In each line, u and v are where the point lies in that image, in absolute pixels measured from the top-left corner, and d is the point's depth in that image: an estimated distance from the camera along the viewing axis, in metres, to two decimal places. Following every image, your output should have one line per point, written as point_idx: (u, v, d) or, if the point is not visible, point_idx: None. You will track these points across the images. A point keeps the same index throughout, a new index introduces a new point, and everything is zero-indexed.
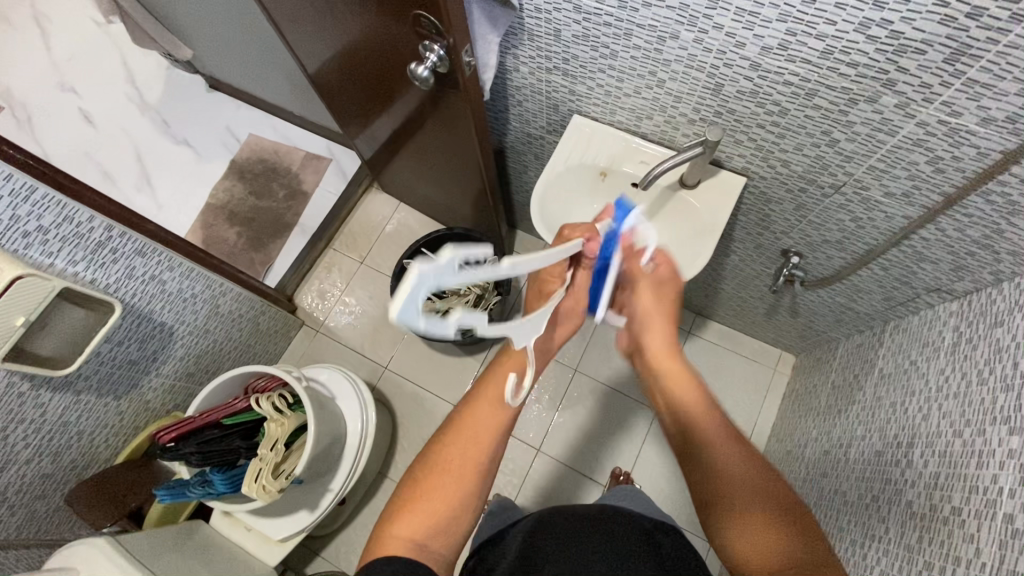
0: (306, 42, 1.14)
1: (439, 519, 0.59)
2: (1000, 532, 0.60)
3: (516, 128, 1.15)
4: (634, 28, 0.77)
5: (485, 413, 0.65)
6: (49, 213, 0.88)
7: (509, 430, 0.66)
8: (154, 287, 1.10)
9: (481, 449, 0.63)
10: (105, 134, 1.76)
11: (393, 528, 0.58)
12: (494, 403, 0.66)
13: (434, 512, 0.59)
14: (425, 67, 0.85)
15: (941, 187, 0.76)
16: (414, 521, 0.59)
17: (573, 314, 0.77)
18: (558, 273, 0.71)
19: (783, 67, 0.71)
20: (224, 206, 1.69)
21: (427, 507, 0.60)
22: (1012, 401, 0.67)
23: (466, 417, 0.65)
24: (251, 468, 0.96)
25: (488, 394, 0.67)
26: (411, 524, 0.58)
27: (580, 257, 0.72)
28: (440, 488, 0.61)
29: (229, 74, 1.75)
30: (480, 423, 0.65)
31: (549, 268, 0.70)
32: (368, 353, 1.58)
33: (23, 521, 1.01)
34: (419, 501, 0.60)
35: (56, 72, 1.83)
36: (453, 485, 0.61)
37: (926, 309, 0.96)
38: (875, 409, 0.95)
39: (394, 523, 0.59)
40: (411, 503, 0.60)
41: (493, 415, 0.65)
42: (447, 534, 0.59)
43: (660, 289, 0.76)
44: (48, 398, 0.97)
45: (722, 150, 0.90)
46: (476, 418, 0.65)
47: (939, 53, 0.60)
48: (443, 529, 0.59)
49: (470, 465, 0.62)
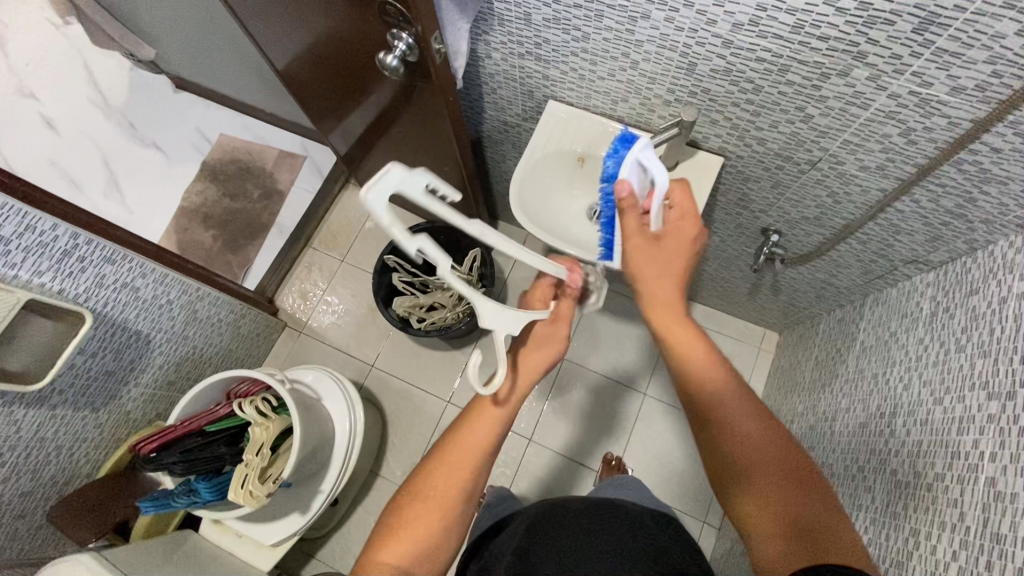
0: (270, 35, 1.11)
1: (424, 543, 0.59)
2: (983, 495, 0.61)
3: (491, 117, 1.13)
4: (605, 9, 0.76)
5: (473, 436, 0.63)
6: (9, 222, 0.84)
7: (491, 455, 0.64)
8: (126, 295, 1.07)
9: (465, 472, 0.61)
10: (68, 140, 1.70)
11: (379, 554, 0.58)
12: (472, 429, 0.63)
13: (420, 537, 0.59)
14: (394, 56, 0.83)
15: (914, 159, 0.76)
16: (399, 546, 0.58)
17: (552, 339, 0.68)
18: (543, 297, 0.71)
19: (754, 43, 0.70)
20: (198, 210, 1.65)
21: (410, 532, 0.59)
22: (990, 366, 0.68)
23: (454, 438, 0.63)
24: (236, 476, 0.94)
25: (471, 414, 0.64)
26: (395, 550, 0.58)
27: (563, 290, 0.71)
28: (423, 510, 0.60)
29: (196, 74, 1.70)
30: (466, 445, 0.62)
31: (536, 287, 0.71)
32: (353, 352, 1.56)
33: (4, 541, 0.99)
34: (404, 524, 0.59)
35: (13, 77, 1.76)
36: (436, 510, 0.60)
37: (903, 281, 0.97)
38: (858, 380, 0.97)
39: (379, 547, 0.59)
40: (396, 525, 0.60)
41: (476, 439, 0.62)
42: (431, 559, 0.59)
43: (658, 243, 0.67)
44: (22, 414, 0.94)
45: (698, 130, 0.90)
46: (460, 443, 0.62)
47: (908, 23, 0.60)
48: (429, 555, 0.59)
49: (454, 491, 0.61)
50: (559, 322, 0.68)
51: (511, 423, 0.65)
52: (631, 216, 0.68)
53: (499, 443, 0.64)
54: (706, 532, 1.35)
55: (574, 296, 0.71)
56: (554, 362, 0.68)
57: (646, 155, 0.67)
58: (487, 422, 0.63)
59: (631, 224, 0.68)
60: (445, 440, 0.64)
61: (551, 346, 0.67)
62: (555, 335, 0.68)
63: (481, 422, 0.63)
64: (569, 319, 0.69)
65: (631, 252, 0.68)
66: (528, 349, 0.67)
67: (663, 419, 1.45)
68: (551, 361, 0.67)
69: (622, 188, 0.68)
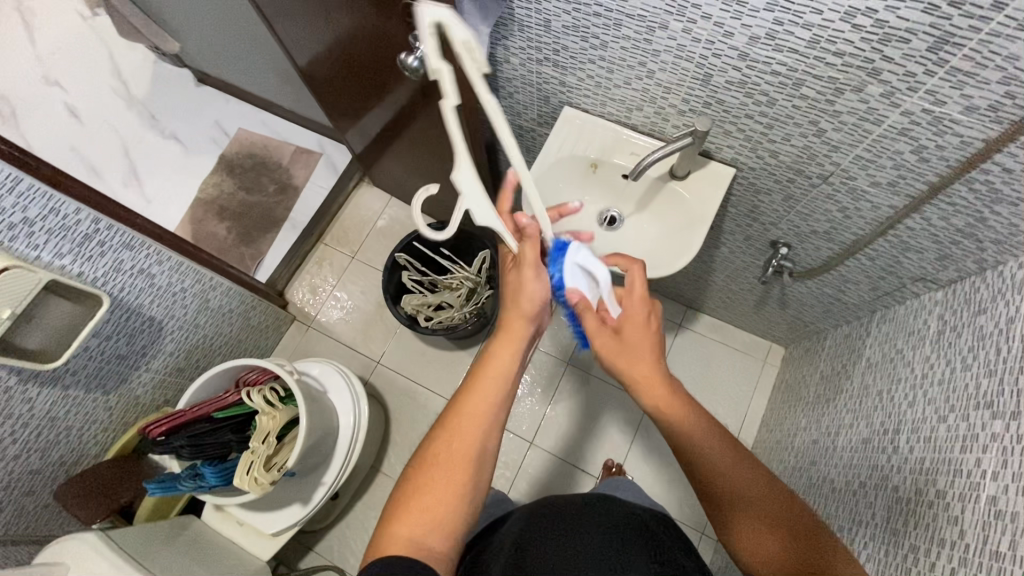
0: (293, 32, 1.13)
1: (440, 515, 0.59)
2: (983, 514, 0.61)
3: (506, 121, 1.15)
4: (624, 18, 0.77)
5: (474, 404, 0.64)
6: (35, 204, 0.87)
7: (497, 423, 0.66)
8: (142, 280, 1.09)
9: (471, 441, 0.63)
10: (91, 128, 1.74)
11: (393, 528, 0.57)
12: (472, 395, 0.65)
13: (434, 507, 0.59)
14: (415, 57, 0.86)
15: (925, 176, 0.77)
16: (412, 519, 0.58)
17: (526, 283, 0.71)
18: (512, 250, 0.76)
19: (770, 56, 0.71)
20: (214, 201, 1.68)
21: (422, 503, 0.59)
22: (995, 386, 0.68)
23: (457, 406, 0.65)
24: (241, 462, 0.95)
25: (468, 382, 0.67)
26: (409, 523, 0.58)
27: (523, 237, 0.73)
28: (435, 481, 0.60)
29: (218, 69, 1.73)
30: (468, 412, 0.64)
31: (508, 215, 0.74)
32: (360, 348, 1.57)
33: (11, 518, 1.00)
34: (415, 499, 0.59)
35: (41, 66, 1.81)
36: (449, 480, 0.60)
37: (911, 299, 0.97)
38: (863, 396, 0.97)
39: (393, 522, 0.58)
40: (409, 498, 0.60)
41: (480, 401, 0.65)
42: (446, 529, 0.58)
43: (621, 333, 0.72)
44: (35, 393, 0.96)
45: (711, 140, 0.91)
46: (464, 409, 0.64)
47: (923, 41, 0.61)
48: (443, 524, 0.58)
49: (462, 459, 0.62)
50: (524, 266, 0.72)
51: (510, 388, 0.67)
52: (589, 316, 0.74)
53: (501, 408, 0.66)
54: (705, 544, 1.35)
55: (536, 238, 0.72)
56: (539, 307, 0.71)
57: (580, 259, 0.74)
58: (485, 387, 0.66)
59: (592, 322, 0.74)
60: (446, 413, 0.65)
61: (526, 292, 0.70)
62: (525, 279, 0.71)
63: (482, 389, 0.66)
64: (532, 261, 0.71)
65: (602, 353, 0.72)
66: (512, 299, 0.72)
67: None
68: (533, 309, 0.71)
69: (572, 297, 0.75)
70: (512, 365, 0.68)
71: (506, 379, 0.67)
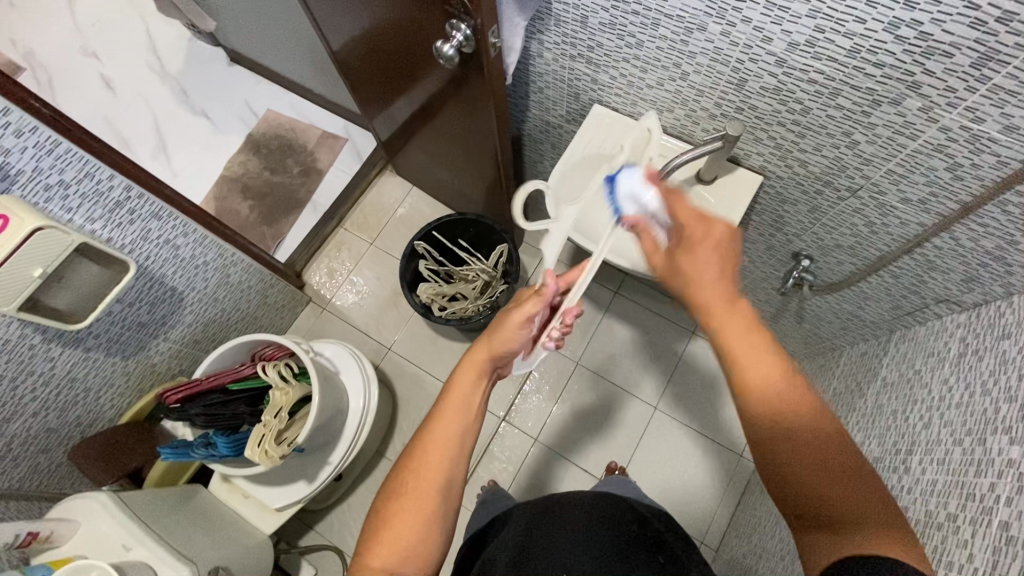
0: (330, 17, 1.14)
1: (406, 547, 0.61)
2: (995, 538, 0.60)
3: (534, 116, 1.15)
4: (663, 18, 0.77)
5: (434, 441, 0.65)
6: (70, 167, 0.89)
7: (463, 452, 0.66)
8: (167, 251, 1.11)
9: (438, 468, 0.63)
10: (125, 101, 1.78)
11: (370, 558, 0.60)
12: (437, 423, 0.66)
13: (402, 537, 0.61)
14: (451, 46, 0.86)
15: (958, 196, 0.76)
16: (386, 550, 0.60)
17: (506, 329, 0.69)
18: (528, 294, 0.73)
19: (808, 64, 0.71)
20: (239, 179, 1.70)
21: (393, 533, 0.61)
22: (1015, 412, 0.67)
23: (425, 433, 0.66)
24: (253, 434, 0.96)
25: (434, 411, 0.67)
26: (382, 554, 0.60)
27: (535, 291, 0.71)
28: (403, 510, 0.62)
29: (252, 50, 1.76)
30: (431, 443, 0.65)
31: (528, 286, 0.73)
32: (372, 333, 1.59)
33: (25, 472, 1.03)
34: (387, 529, 0.62)
35: (81, 38, 1.85)
36: (415, 510, 0.62)
37: (933, 320, 0.95)
38: (875, 416, 0.96)
39: (368, 553, 0.61)
40: (381, 530, 0.62)
41: (445, 430, 0.65)
42: (418, 557, 0.61)
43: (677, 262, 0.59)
44: (58, 352, 0.98)
45: (741, 146, 0.91)
46: (430, 437, 0.65)
47: (967, 56, 0.60)
48: (417, 550, 0.61)
49: (430, 489, 0.62)
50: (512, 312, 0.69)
51: (477, 416, 0.68)
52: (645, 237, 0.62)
53: (467, 434, 0.66)
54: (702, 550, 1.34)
55: (539, 301, 0.69)
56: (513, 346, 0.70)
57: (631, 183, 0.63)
58: (448, 418, 0.66)
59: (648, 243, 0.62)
60: (415, 441, 0.66)
61: (503, 334, 0.69)
62: (510, 320, 0.69)
63: (445, 421, 0.66)
64: (520, 314, 0.69)
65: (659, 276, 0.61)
66: (494, 335, 0.70)
67: (669, 434, 1.44)
68: (509, 344, 0.70)
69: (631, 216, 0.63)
70: (476, 394, 0.68)
71: (472, 407, 0.67)
